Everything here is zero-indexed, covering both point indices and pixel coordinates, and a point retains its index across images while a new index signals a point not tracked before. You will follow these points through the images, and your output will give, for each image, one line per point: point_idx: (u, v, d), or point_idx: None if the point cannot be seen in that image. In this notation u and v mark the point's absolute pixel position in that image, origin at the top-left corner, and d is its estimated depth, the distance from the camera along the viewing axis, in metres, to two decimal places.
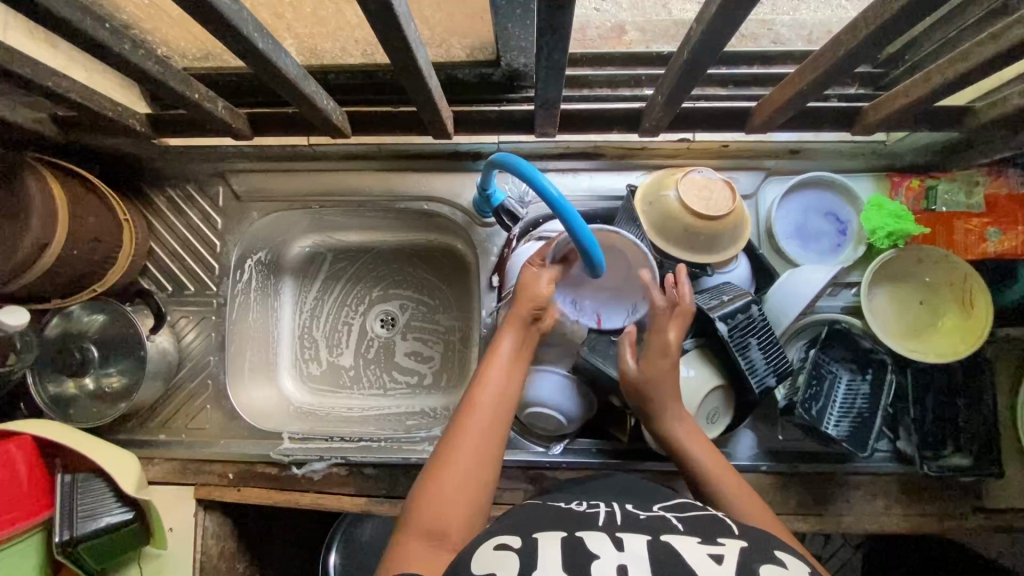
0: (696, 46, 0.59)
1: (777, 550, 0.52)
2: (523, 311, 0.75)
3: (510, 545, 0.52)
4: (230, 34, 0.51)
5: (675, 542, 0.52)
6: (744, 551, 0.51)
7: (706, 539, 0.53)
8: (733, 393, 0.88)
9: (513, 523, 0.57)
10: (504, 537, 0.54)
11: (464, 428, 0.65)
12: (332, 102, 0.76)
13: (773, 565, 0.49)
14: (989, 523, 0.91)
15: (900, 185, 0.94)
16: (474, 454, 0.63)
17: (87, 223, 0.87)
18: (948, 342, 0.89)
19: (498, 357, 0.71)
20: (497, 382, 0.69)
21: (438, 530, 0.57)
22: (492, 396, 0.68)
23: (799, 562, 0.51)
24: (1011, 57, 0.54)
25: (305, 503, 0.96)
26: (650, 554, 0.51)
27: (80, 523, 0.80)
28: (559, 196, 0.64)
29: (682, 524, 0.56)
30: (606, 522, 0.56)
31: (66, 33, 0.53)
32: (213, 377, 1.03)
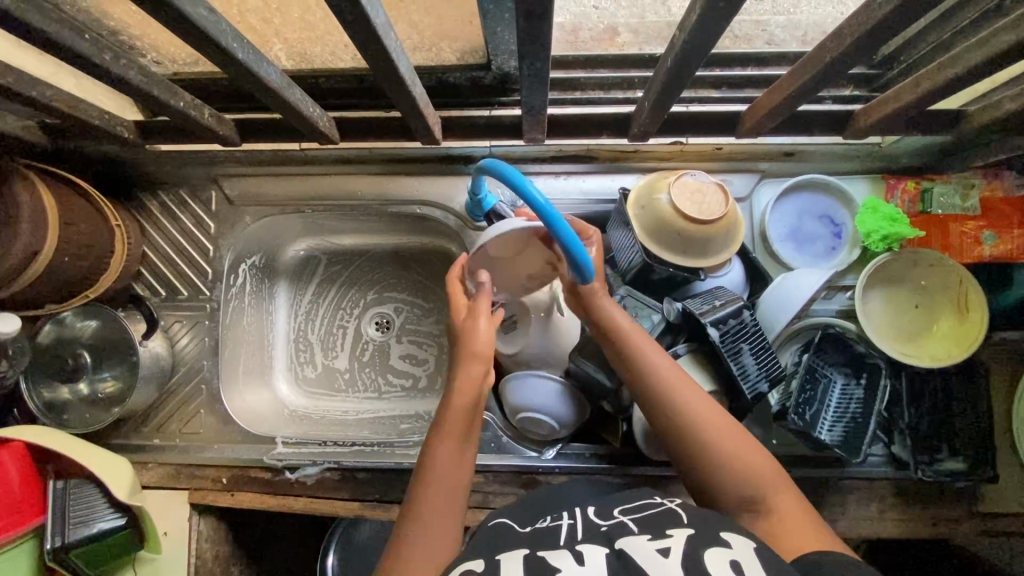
0: (681, 53, 0.58)
1: (723, 531, 0.53)
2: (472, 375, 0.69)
3: (473, 571, 0.53)
4: (210, 45, 0.51)
5: (627, 545, 0.52)
6: (690, 540, 0.51)
7: (656, 533, 0.53)
8: (727, 399, 0.87)
9: (474, 550, 0.57)
10: (468, 563, 0.54)
11: (431, 474, 0.65)
12: (319, 108, 0.76)
13: (720, 549, 0.50)
14: (984, 528, 0.91)
15: (896, 188, 0.92)
16: (440, 497, 0.64)
17: (79, 230, 0.87)
18: (944, 346, 0.88)
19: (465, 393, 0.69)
20: (458, 421, 0.67)
21: None
22: (455, 436, 0.67)
23: (744, 539, 0.53)
24: (998, 64, 0.53)
25: (298, 508, 0.96)
26: (606, 565, 0.50)
27: (73, 530, 0.80)
28: (546, 202, 0.64)
29: (636, 523, 0.55)
30: (567, 536, 0.56)
31: (44, 44, 0.53)
32: (207, 382, 1.03)
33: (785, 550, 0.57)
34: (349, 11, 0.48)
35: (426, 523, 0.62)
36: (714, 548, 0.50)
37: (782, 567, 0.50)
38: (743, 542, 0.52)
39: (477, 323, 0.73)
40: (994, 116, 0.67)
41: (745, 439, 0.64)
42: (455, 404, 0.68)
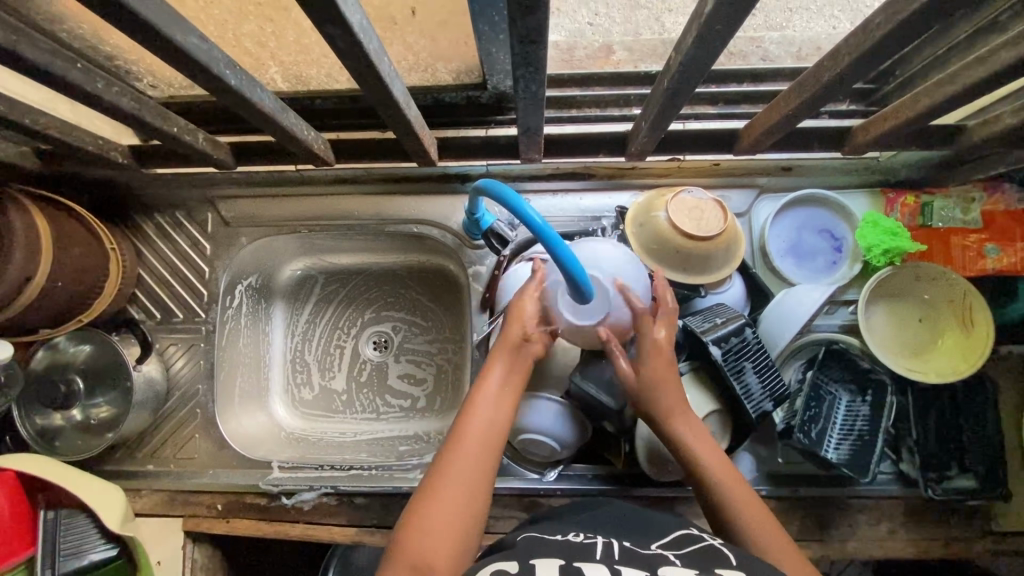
0: (675, 75, 0.58)
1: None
2: (513, 335, 0.74)
3: (506, 572, 0.52)
4: (202, 72, 0.51)
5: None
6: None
7: (704, 572, 0.53)
8: (733, 417, 0.85)
9: (510, 553, 0.57)
10: (501, 563, 0.54)
11: (472, 416, 0.68)
12: (313, 130, 0.75)
13: None
14: (999, 548, 0.88)
15: (895, 203, 0.92)
16: (479, 441, 0.66)
17: (72, 254, 0.86)
18: (948, 361, 0.87)
19: (487, 388, 0.71)
20: (486, 415, 0.68)
21: (433, 548, 0.57)
22: (478, 429, 0.67)
23: None
24: (996, 83, 0.53)
25: (294, 534, 0.94)
26: None
27: (64, 562, 0.78)
28: (544, 223, 0.63)
29: (679, 558, 0.56)
30: (604, 552, 0.56)
31: (36, 75, 0.52)
32: (202, 406, 1.02)
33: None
34: (342, 39, 0.48)
35: (448, 495, 0.61)
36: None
37: None
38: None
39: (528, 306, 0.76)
40: (991, 131, 0.67)
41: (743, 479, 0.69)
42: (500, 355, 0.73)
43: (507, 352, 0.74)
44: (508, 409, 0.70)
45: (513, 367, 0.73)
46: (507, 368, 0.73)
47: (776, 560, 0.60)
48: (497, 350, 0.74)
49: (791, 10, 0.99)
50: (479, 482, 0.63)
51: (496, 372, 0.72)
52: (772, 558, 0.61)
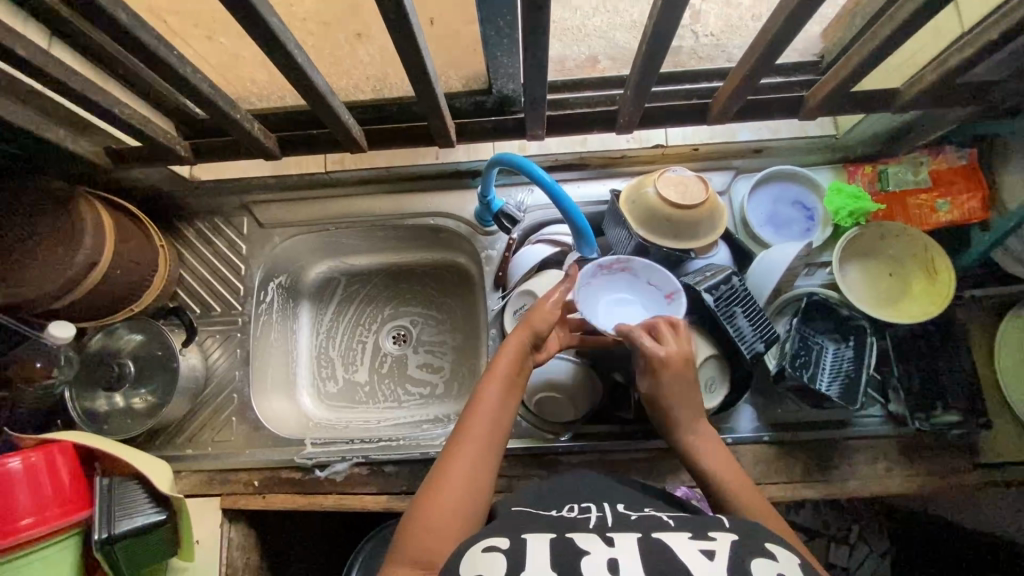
0: (648, 44, 0.71)
1: (769, 543, 0.61)
2: (525, 338, 0.84)
3: (499, 545, 0.61)
4: (277, 50, 0.63)
5: (666, 538, 0.62)
6: (735, 546, 0.60)
7: (698, 534, 0.62)
8: (729, 363, 0.94)
9: (501, 528, 0.65)
10: (492, 539, 0.62)
11: (472, 419, 0.78)
12: (352, 118, 0.87)
13: (763, 560, 0.58)
14: (990, 478, 0.94)
15: (856, 173, 1.05)
16: (480, 440, 0.75)
17: (129, 247, 0.95)
18: (922, 305, 0.96)
19: (491, 389, 0.80)
20: (486, 416, 0.78)
21: (435, 540, 0.66)
22: (480, 428, 0.77)
23: (788, 554, 0.60)
24: (905, 32, 0.67)
25: (328, 504, 0.99)
26: (639, 547, 0.60)
27: (119, 522, 0.83)
28: (553, 182, 0.85)
29: (674, 522, 0.66)
30: (598, 525, 0.66)
31: (143, 57, 0.64)
32: (238, 391, 1.09)
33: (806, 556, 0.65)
34: (393, 11, 0.61)
35: (449, 491, 0.71)
36: (761, 555, 0.58)
37: (753, 550, 0.59)
38: (788, 557, 0.60)
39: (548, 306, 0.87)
40: (917, 89, 0.80)
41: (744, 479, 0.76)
42: (503, 361, 0.82)
43: (511, 357, 0.83)
44: (508, 411, 0.80)
45: (516, 371, 0.83)
46: (514, 371, 0.82)
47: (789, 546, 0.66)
48: (503, 354, 0.83)
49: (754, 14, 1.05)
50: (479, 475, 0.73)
51: (499, 375, 0.81)
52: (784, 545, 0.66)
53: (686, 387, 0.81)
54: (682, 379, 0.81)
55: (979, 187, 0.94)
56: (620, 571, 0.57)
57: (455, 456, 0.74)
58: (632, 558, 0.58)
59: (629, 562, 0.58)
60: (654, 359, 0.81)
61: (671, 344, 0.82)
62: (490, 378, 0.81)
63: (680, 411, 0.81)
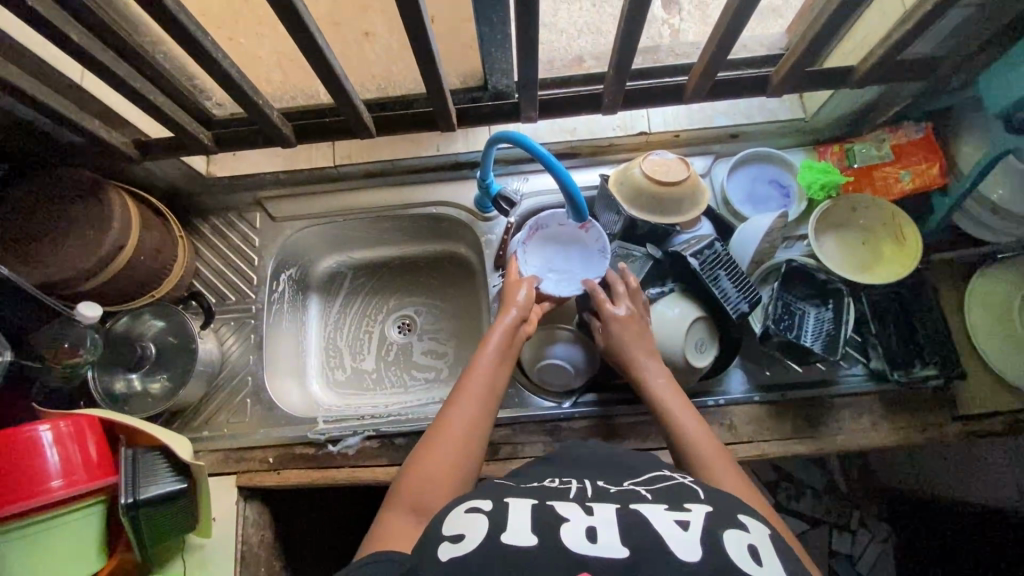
0: (626, 25, 0.80)
1: (742, 515, 0.60)
2: (512, 316, 0.93)
3: (479, 508, 0.62)
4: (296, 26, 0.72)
5: (643, 508, 0.60)
6: (710, 517, 0.58)
7: (673, 505, 0.61)
8: (714, 325, 1.00)
9: (485, 492, 0.66)
10: (475, 502, 0.63)
11: (469, 383, 0.84)
12: (361, 101, 0.95)
13: (737, 530, 0.57)
14: (969, 429, 0.99)
15: (825, 153, 1.14)
16: (474, 402, 0.82)
17: (152, 235, 1.01)
18: (891, 268, 1.04)
19: (484, 356, 0.87)
20: (481, 382, 0.84)
21: (431, 486, 0.71)
22: (475, 391, 0.83)
23: (758, 525, 0.59)
24: (851, 4, 0.76)
25: (340, 477, 1.03)
26: (616, 515, 0.59)
27: (143, 488, 0.87)
28: (548, 154, 0.88)
29: (651, 494, 0.64)
30: (578, 494, 0.65)
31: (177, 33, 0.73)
32: (252, 375, 1.13)
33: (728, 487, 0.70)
34: None
35: (444, 445, 0.76)
36: (735, 528, 0.56)
37: (729, 520, 0.59)
38: (760, 528, 0.59)
39: (519, 290, 0.96)
40: (870, 63, 0.90)
41: (697, 414, 0.83)
42: (496, 334, 0.90)
43: (503, 332, 0.91)
44: (502, 379, 0.87)
45: (508, 345, 0.90)
46: (506, 343, 0.90)
47: (720, 482, 0.71)
48: (495, 329, 0.90)
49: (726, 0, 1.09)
50: (471, 438, 0.78)
51: (492, 346, 0.89)
52: (716, 480, 0.72)
53: (640, 339, 0.92)
54: (637, 333, 0.92)
55: (936, 156, 1.02)
56: (596, 539, 0.55)
57: (449, 419, 0.79)
58: (607, 528, 0.56)
59: (604, 531, 0.56)
60: (608, 317, 0.94)
61: (622, 295, 0.96)
62: (484, 349, 0.88)
63: (639, 354, 0.90)
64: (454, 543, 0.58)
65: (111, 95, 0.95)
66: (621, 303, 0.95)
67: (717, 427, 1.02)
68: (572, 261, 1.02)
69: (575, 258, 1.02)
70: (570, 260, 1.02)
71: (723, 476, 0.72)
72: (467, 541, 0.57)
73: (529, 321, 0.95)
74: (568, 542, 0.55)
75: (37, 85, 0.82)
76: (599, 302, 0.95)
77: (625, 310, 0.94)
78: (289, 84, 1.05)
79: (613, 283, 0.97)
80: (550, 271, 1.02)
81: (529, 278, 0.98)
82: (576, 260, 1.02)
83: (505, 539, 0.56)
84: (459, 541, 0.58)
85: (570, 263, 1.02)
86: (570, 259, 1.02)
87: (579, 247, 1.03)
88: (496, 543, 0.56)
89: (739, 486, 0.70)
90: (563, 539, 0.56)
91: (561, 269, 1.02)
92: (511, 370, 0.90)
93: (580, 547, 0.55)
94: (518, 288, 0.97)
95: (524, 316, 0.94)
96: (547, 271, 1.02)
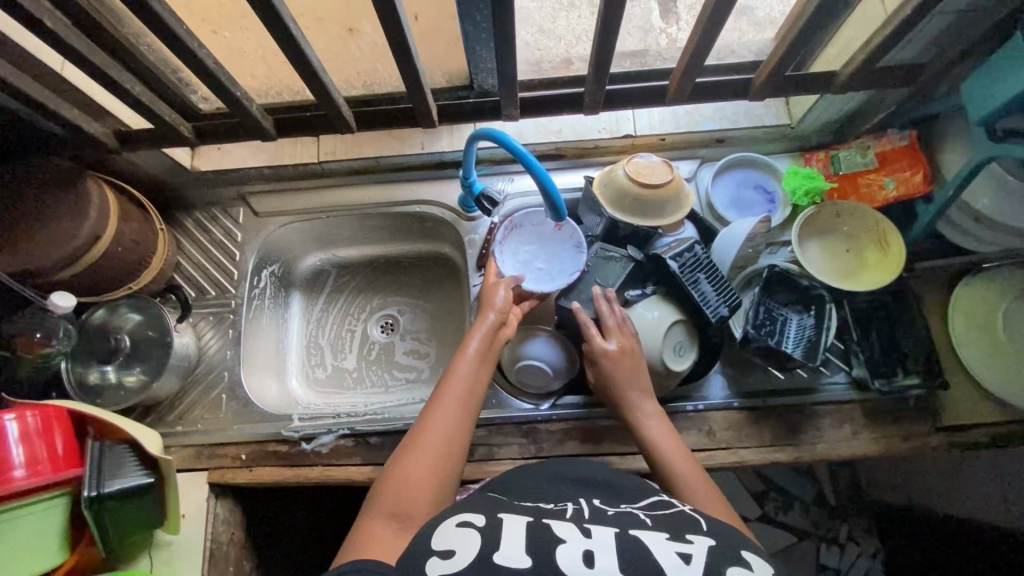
0: (603, 25, 0.80)
1: (745, 551, 0.61)
2: (489, 319, 0.91)
3: (472, 522, 0.63)
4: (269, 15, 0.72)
5: (643, 536, 0.62)
6: (712, 552, 0.59)
7: (676, 535, 0.62)
8: (692, 328, 0.99)
9: (479, 505, 0.67)
10: (467, 516, 0.64)
11: (448, 387, 0.83)
12: (341, 95, 0.95)
13: (740, 568, 0.58)
14: (952, 440, 0.98)
15: (811, 159, 1.13)
16: (455, 407, 0.81)
17: (130, 226, 1.01)
18: (874, 275, 1.03)
19: (464, 360, 0.86)
20: (460, 386, 0.83)
21: (414, 497, 0.71)
22: (455, 396, 0.82)
23: (763, 563, 0.60)
24: (828, 5, 0.76)
25: (314, 476, 1.01)
26: (615, 540, 0.60)
27: (107, 482, 0.86)
28: (525, 151, 0.88)
29: (650, 520, 0.65)
30: (575, 515, 0.66)
31: (153, 21, 0.73)
32: (228, 370, 1.11)
33: (712, 510, 0.74)
34: None
35: (425, 454, 0.75)
36: (737, 566, 0.58)
37: (732, 556, 0.60)
38: (763, 566, 0.60)
39: (497, 292, 0.94)
40: (851, 68, 0.90)
41: (675, 434, 0.86)
42: (476, 337, 0.89)
43: (484, 334, 0.89)
44: (482, 382, 0.86)
45: (488, 347, 0.89)
46: (484, 346, 0.89)
47: (702, 504, 0.75)
48: (474, 333, 0.89)
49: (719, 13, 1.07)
50: (451, 446, 0.78)
51: (472, 349, 0.87)
52: (698, 502, 0.75)
53: (628, 362, 0.91)
54: (625, 358, 0.91)
55: (920, 164, 1.01)
56: (593, 563, 0.57)
57: (428, 428, 0.78)
58: (606, 555, 0.58)
59: (600, 556, 0.58)
60: (595, 349, 0.92)
61: (609, 321, 0.94)
62: (463, 352, 0.87)
63: (627, 375, 0.90)
64: (445, 559, 0.59)
65: (92, 85, 0.95)
66: (611, 336, 0.92)
67: (695, 432, 1.00)
68: (552, 259, 1.02)
69: (556, 256, 1.02)
70: (550, 258, 1.02)
71: (704, 500, 0.75)
72: (459, 558, 0.58)
73: (507, 324, 0.94)
74: (564, 565, 0.57)
75: (16, 73, 0.82)
76: (586, 335, 0.93)
77: (615, 344, 0.92)
78: (273, 79, 1.04)
79: (598, 304, 0.95)
80: (532, 271, 1.01)
81: (507, 278, 0.97)
82: (557, 257, 1.02)
83: (499, 558, 0.58)
84: (450, 557, 0.59)
85: (551, 261, 1.02)
86: (551, 258, 1.02)
87: (558, 245, 1.03)
88: (489, 562, 0.58)
89: (720, 510, 0.74)
90: (562, 563, 0.57)
91: (542, 267, 1.02)
92: (491, 373, 0.89)
93: (575, 569, 0.57)
94: (496, 290, 0.95)
95: (503, 318, 0.93)
96: (529, 271, 1.01)
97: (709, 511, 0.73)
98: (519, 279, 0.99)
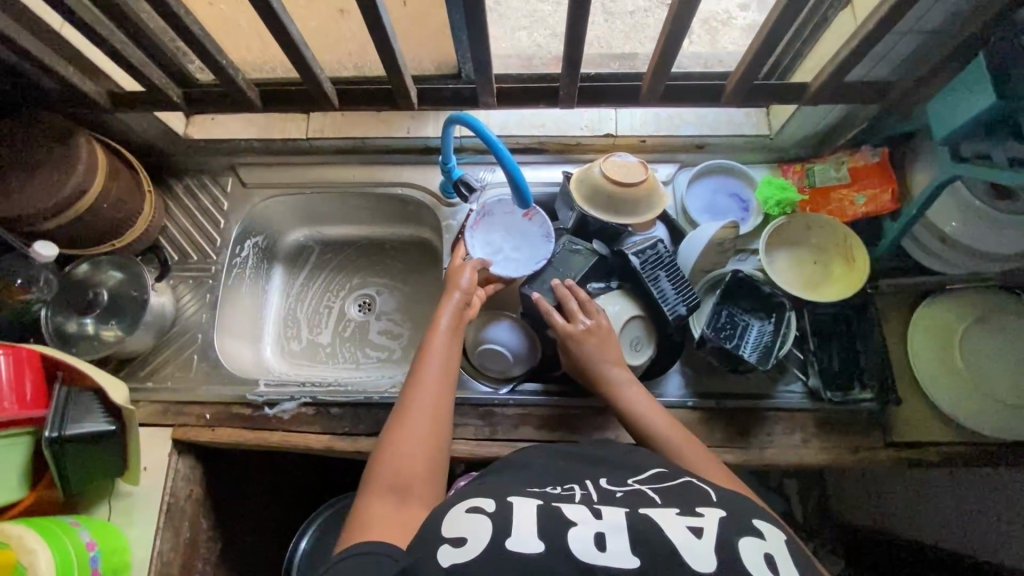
0: (576, 20, 0.83)
1: (755, 520, 0.60)
2: (456, 299, 0.92)
3: (482, 508, 0.61)
4: None
5: (653, 513, 0.60)
6: (724, 523, 0.58)
7: (685, 509, 0.60)
8: (651, 326, 1.02)
9: (488, 490, 0.65)
10: (475, 502, 0.62)
11: (424, 366, 0.83)
12: (324, 73, 0.98)
13: (753, 538, 0.57)
14: (901, 456, 0.99)
15: (788, 171, 1.15)
16: (433, 382, 0.82)
17: (117, 185, 1.04)
18: (837, 287, 1.04)
19: (436, 339, 0.87)
20: (436, 363, 0.84)
21: (410, 471, 0.72)
22: (433, 372, 0.82)
23: (774, 529, 0.59)
24: (793, 13, 0.78)
25: (273, 441, 1.04)
26: (626, 519, 0.58)
27: (70, 425, 0.89)
28: (495, 138, 0.90)
29: (659, 495, 0.63)
30: (583, 498, 0.63)
31: None
32: (202, 333, 1.15)
33: (707, 472, 0.75)
34: None
35: (412, 429, 0.76)
36: (750, 535, 0.56)
37: (746, 526, 0.58)
38: (773, 531, 0.59)
39: (462, 276, 0.96)
40: (821, 80, 0.93)
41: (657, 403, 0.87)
42: (444, 314, 0.89)
43: (452, 313, 0.90)
44: (454, 357, 0.87)
45: (457, 323, 0.90)
46: (454, 325, 0.90)
47: (698, 467, 0.75)
48: (442, 312, 0.90)
49: (724, 27, 1.14)
50: (438, 421, 0.78)
51: (442, 328, 0.88)
52: (693, 465, 0.76)
53: (599, 341, 0.92)
54: (595, 336, 0.93)
55: (890, 183, 1.02)
56: (605, 546, 0.56)
57: (413, 406, 0.78)
58: (619, 538, 0.56)
59: (612, 541, 0.56)
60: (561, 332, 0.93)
61: (573, 307, 0.95)
62: (433, 330, 0.88)
63: (603, 350, 0.92)
64: (456, 547, 0.57)
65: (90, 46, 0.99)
66: (577, 317, 0.94)
67: None
68: (519, 248, 1.05)
69: (523, 245, 1.06)
70: (517, 247, 1.06)
71: (699, 462, 0.76)
72: (471, 547, 0.57)
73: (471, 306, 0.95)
74: (576, 551, 0.56)
75: (17, 27, 0.86)
76: (554, 322, 0.94)
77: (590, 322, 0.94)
78: (268, 54, 1.08)
79: (559, 291, 0.97)
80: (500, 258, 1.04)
81: (473, 261, 0.98)
82: (524, 246, 1.05)
83: (511, 545, 0.56)
84: (461, 545, 0.57)
85: (519, 250, 1.05)
86: (518, 246, 1.06)
87: (525, 234, 1.06)
88: (501, 550, 0.56)
89: (716, 472, 0.75)
90: (574, 547, 0.56)
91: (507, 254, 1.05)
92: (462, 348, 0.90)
93: (586, 554, 0.55)
94: (462, 272, 0.97)
95: (468, 298, 0.94)
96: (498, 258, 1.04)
97: (704, 474, 0.74)
98: (484, 263, 1.00)
